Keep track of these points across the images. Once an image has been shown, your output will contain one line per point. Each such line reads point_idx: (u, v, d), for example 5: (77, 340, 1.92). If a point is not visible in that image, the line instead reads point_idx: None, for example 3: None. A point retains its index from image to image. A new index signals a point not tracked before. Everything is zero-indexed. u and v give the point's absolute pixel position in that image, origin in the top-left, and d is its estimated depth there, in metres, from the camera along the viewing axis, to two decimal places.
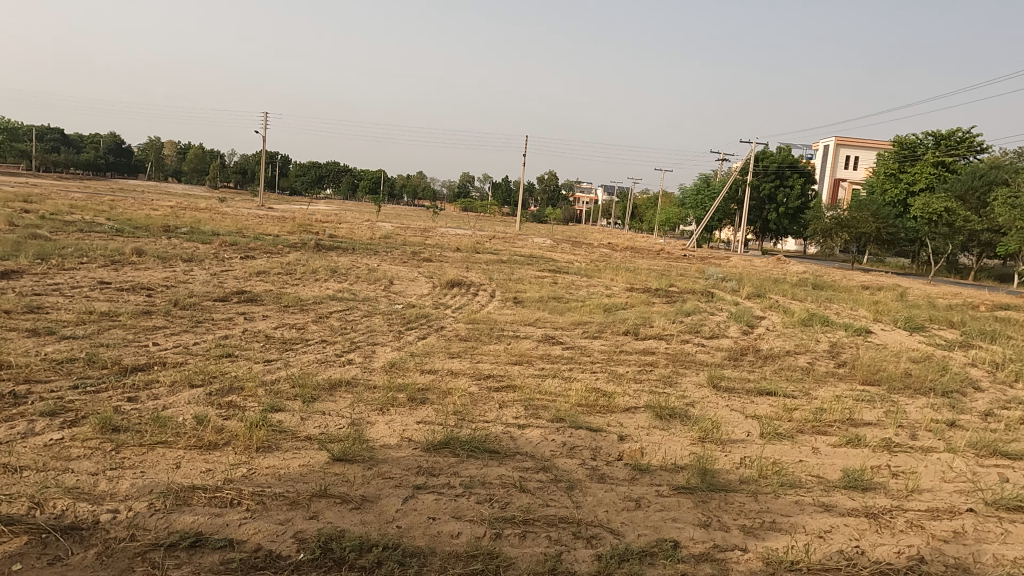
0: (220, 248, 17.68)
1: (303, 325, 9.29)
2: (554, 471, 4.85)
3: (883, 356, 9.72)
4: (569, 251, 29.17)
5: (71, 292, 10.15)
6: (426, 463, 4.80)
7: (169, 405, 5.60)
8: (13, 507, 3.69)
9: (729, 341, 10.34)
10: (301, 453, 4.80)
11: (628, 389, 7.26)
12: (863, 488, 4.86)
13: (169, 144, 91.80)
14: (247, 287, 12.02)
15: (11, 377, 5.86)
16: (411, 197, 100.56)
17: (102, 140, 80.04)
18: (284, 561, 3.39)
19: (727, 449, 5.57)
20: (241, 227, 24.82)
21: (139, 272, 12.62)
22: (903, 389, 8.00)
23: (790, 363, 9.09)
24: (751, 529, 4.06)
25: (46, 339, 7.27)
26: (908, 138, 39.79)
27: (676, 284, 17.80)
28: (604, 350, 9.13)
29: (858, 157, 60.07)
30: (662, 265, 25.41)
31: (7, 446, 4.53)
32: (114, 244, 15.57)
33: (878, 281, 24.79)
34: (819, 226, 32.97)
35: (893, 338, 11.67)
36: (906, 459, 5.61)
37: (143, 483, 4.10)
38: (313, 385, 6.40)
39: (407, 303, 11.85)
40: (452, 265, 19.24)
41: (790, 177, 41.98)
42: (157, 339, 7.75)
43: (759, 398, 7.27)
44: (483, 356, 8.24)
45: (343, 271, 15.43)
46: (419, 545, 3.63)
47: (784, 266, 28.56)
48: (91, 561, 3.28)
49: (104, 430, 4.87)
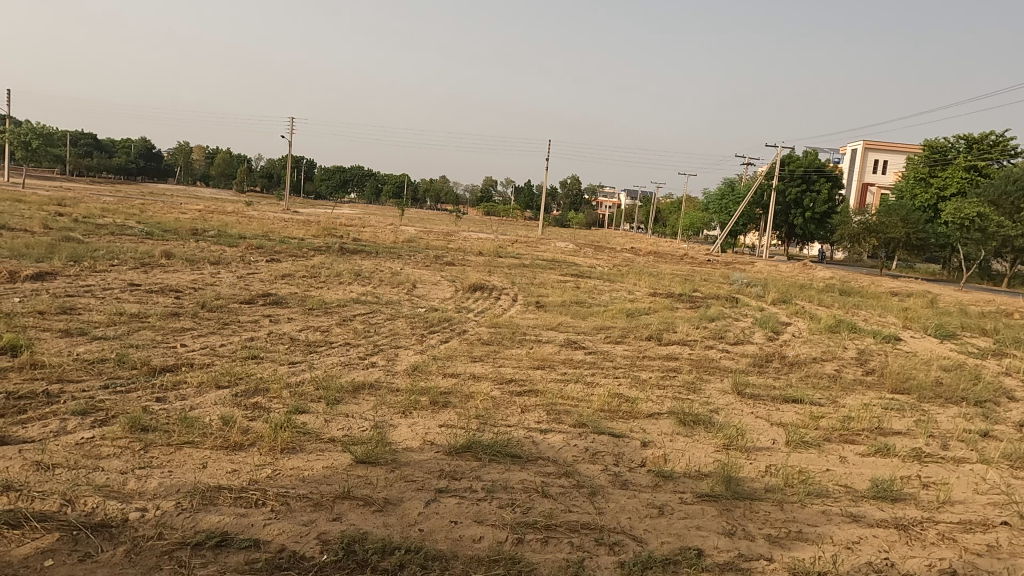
0: (247, 251, 17.97)
1: (327, 328, 9.38)
2: (576, 476, 4.83)
3: (914, 364, 9.53)
4: (590, 254, 30.12)
5: (103, 292, 10.46)
6: (447, 466, 4.81)
7: (196, 405, 5.69)
8: (45, 505, 3.76)
9: (754, 348, 10.22)
10: (326, 455, 4.85)
11: (650, 394, 7.21)
12: (893, 499, 4.75)
13: (199, 152, 94.27)
14: (272, 289, 12.29)
15: (44, 377, 5.99)
16: (434, 201, 101.44)
17: (134, 146, 82.42)
18: (307, 562, 3.41)
19: (751, 457, 5.50)
20: (266, 231, 25.12)
21: (167, 274, 12.85)
22: (935, 398, 7.82)
23: (816, 370, 8.96)
24: (777, 539, 4.00)
25: (78, 339, 7.43)
26: (938, 142, 38.88)
27: (700, 289, 17.63)
28: (628, 355, 9.09)
29: (886, 161, 59.08)
30: (687, 270, 25.17)
31: (40, 444, 4.62)
32: (144, 247, 15.74)
33: (910, 288, 24.48)
34: (847, 231, 32.76)
35: (923, 346, 11.44)
36: (936, 470, 5.48)
37: (169, 482, 4.17)
38: (337, 388, 6.46)
39: (429, 307, 11.89)
40: (475, 269, 19.30)
41: (817, 181, 41.73)
42: (185, 339, 7.91)
43: (784, 406, 7.17)
44: (505, 361, 8.23)
45: (367, 274, 15.56)
46: (441, 549, 3.64)
47: (810, 272, 28.20)
48: (120, 558, 3.33)
49: (133, 429, 4.96)
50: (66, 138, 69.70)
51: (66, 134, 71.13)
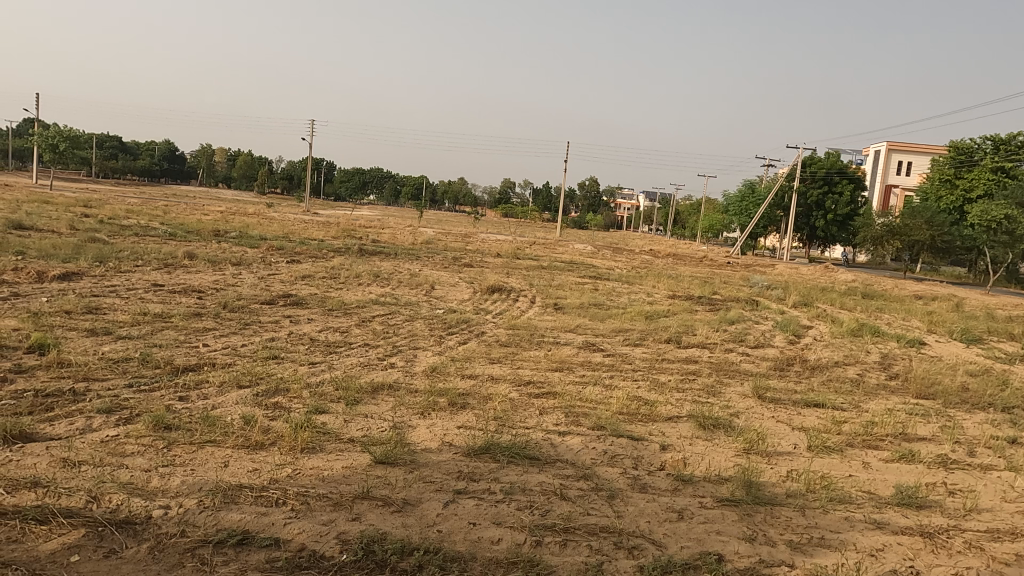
0: (268, 252, 18.16)
1: (346, 329, 9.44)
2: (594, 479, 4.81)
3: (939, 369, 9.36)
4: (609, 256, 30.02)
5: (128, 293, 10.61)
6: (466, 468, 4.81)
7: (218, 404, 5.75)
8: (72, 501, 3.83)
9: (775, 351, 10.12)
10: (345, 455, 4.88)
11: (670, 397, 7.16)
12: (918, 506, 4.67)
13: (221, 155, 95.55)
14: (292, 290, 12.39)
15: (70, 376, 6.10)
16: (452, 203, 101.77)
17: (158, 148, 83.80)
18: (327, 561, 3.43)
19: (773, 462, 5.43)
20: (287, 232, 25.36)
21: (190, 275, 13.02)
22: (961, 404, 7.67)
23: (839, 374, 8.83)
24: (799, 545, 3.95)
25: (103, 339, 7.54)
26: (964, 142, 38.24)
27: (720, 292, 17.51)
28: (647, 358, 9.04)
29: (910, 162, 58.22)
30: (706, 272, 24.98)
31: (67, 442, 4.70)
32: (167, 248, 15.98)
33: (934, 291, 24.10)
34: (869, 233, 32.48)
35: (949, 350, 11.25)
36: (962, 477, 5.38)
37: (192, 480, 4.22)
38: (356, 388, 6.49)
39: (448, 309, 11.92)
40: (493, 270, 19.34)
41: (839, 183, 41.17)
42: (207, 339, 8.00)
43: (806, 410, 7.08)
44: (524, 363, 8.22)
45: (386, 276, 15.64)
46: (459, 550, 3.64)
47: (831, 275, 27.85)
48: (144, 554, 3.38)
49: (156, 428, 5.04)
50: (92, 141, 70.98)
51: (92, 138, 72.53)
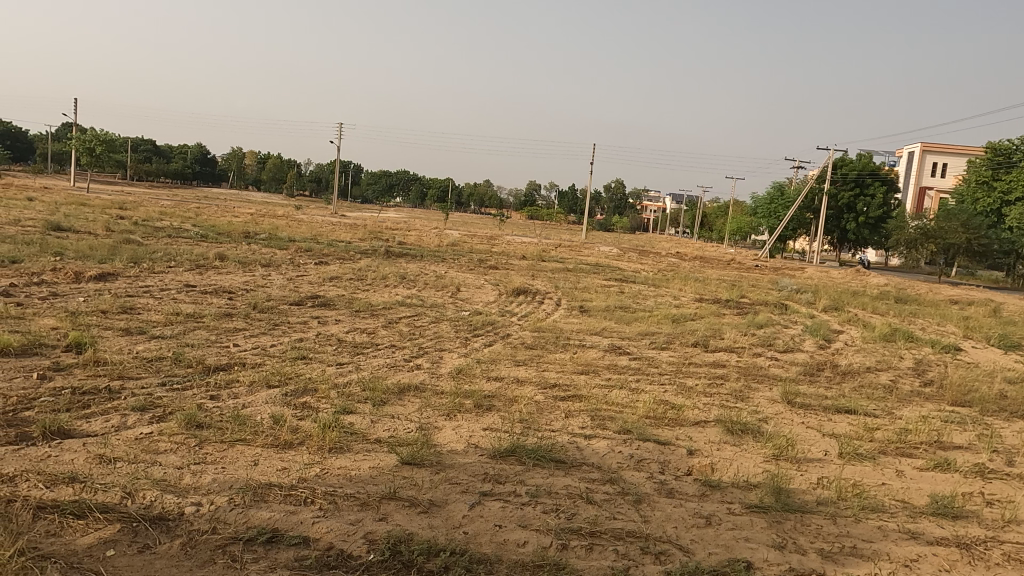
0: (296, 253, 18.39)
1: (373, 330, 9.51)
2: (620, 483, 4.77)
3: (975, 375, 9.12)
4: (635, 259, 29.83)
5: (161, 293, 10.83)
6: (492, 470, 4.81)
7: (248, 404, 5.83)
8: (108, 496, 3.92)
9: (804, 356, 9.96)
10: (371, 455, 4.91)
11: (696, 401, 7.09)
12: (954, 516, 4.55)
13: (252, 157, 97.18)
14: (320, 291, 12.54)
15: (105, 374, 6.24)
16: (478, 205, 101.96)
17: (191, 151, 85.53)
18: (355, 561, 3.46)
19: (802, 469, 5.34)
20: (315, 234, 25.70)
21: (221, 276, 13.25)
22: (999, 411, 7.46)
23: (871, 380, 8.66)
24: (830, 554, 3.88)
25: (137, 338, 7.70)
26: (1003, 144, 37.34)
27: (748, 295, 17.29)
28: (673, 362, 8.96)
29: (946, 163, 56.91)
30: (734, 276, 24.68)
31: (103, 438, 4.82)
32: (198, 249, 16.25)
33: (970, 296, 23.49)
34: (903, 237, 31.66)
35: (986, 357, 10.96)
36: (1000, 487, 5.23)
37: (222, 478, 4.29)
38: (383, 389, 6.53)
39: (473, 311, 11.94)
40: (518, 272, 19.35)
41: (871, 185, 40.26)
42: (237, 339, 8.13)
43: (837, 416, 6.95)
44: (549, 365, 8.21)
45: (412, 277, 15.75)
46: (486, 552, 3.64)
47: (862, 278, 27.32)
48: (177, 550, 3.44)
49: (189, 426, 5.13)
50: (127, 145, 72.81)
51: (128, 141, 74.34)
